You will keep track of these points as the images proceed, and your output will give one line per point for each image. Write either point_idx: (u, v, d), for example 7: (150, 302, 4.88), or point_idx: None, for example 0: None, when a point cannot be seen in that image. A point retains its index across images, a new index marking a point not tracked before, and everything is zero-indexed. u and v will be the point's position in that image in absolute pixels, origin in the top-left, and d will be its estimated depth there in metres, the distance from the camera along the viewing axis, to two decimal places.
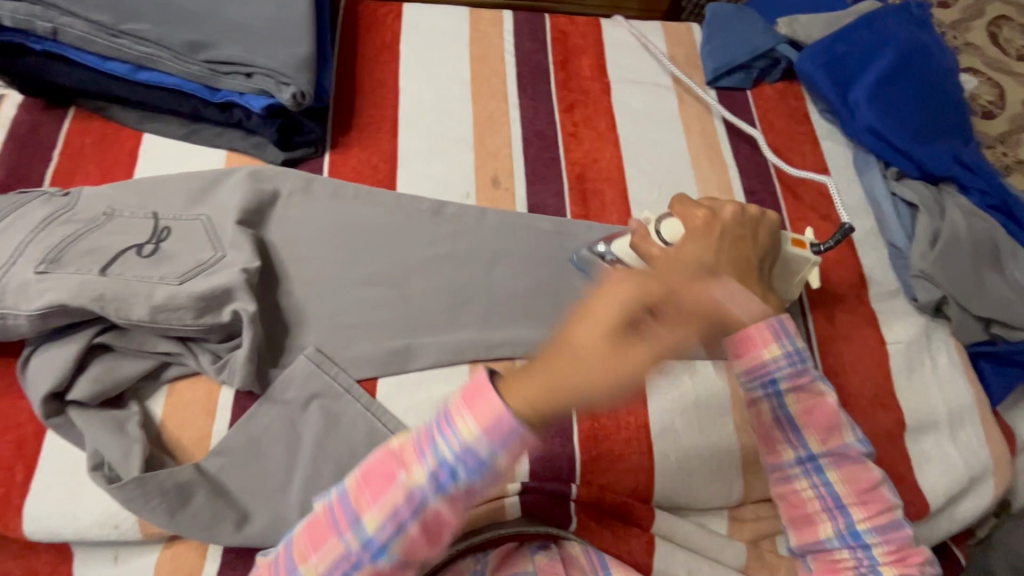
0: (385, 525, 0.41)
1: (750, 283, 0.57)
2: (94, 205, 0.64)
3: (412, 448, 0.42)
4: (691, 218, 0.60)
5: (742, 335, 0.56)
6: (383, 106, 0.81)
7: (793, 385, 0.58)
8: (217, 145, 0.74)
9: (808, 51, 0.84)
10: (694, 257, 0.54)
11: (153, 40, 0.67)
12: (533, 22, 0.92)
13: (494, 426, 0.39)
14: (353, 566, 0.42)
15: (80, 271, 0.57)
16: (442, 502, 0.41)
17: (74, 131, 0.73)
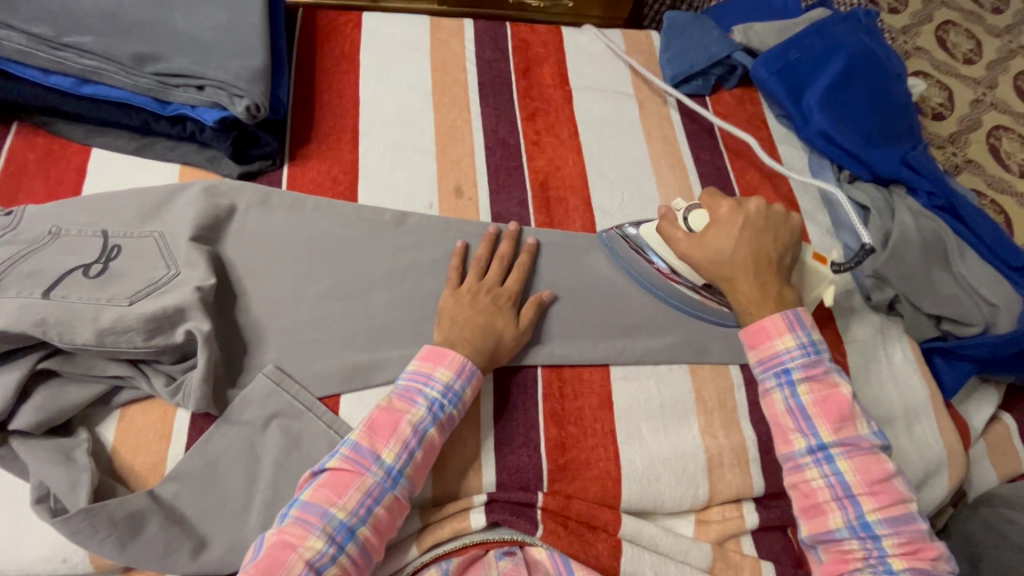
0: (400, 454, 0.54)
1: (766, 274, 0.65)
2: (38, 225, 0.62)
3: (403, 400, 0.57)
4: (716, 208, 0.68)
5: (756, 325, 0.63)
6: (343, 117, 0.80)
7: (803, 374, 0.61)
8: (169, 160, 0.72)
9: (763, 58, 0.86)
10: (713, 241, 0.66)
11: (97, 53, 0.65)
12: (494, 30, 0.92)
13: (460, 368, 0.59)
14: (378, 496, 0.53)
15: (21, 295, 0.55)
16: (436, 431, 0.57)
17: (17, 148, 0.70)
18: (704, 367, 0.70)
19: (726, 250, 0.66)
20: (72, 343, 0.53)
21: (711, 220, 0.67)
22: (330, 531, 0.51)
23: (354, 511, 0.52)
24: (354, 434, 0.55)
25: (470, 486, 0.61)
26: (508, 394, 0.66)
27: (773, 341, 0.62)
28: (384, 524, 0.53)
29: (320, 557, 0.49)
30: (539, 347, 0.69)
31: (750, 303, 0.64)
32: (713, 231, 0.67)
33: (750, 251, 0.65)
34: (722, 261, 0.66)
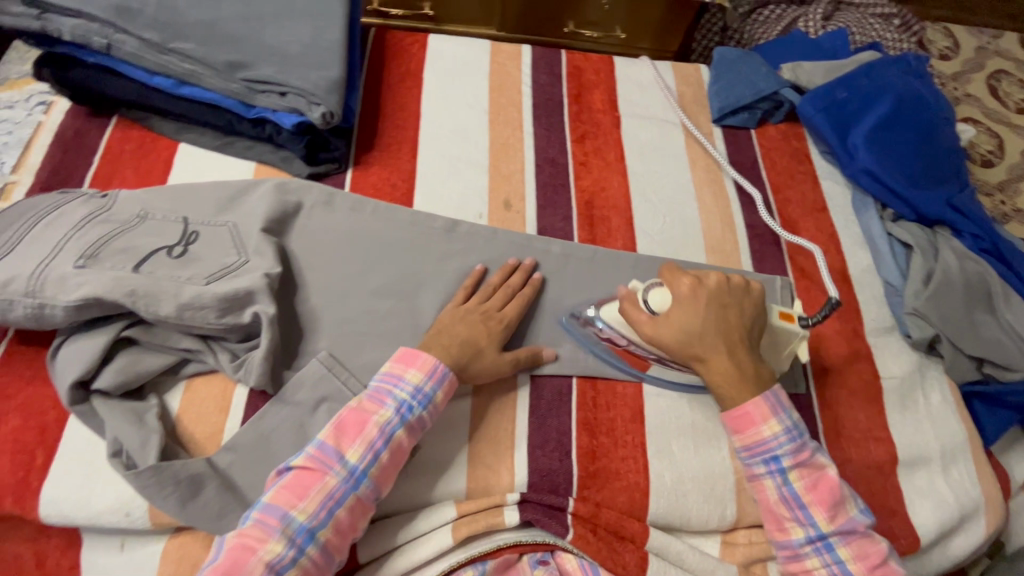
0: (364, 455, 0.57)
1: (740, 349, 0.65)
2: (129, 208, 0.68)
3: (372, 402, 0.60)
4: (678, 285, 0.67)
5: (739, 411, 0.63)
6: (404, 128, 0.85)
7: (793, 462, 0.61)
8: (247, 157, 0.78)
9: (810, 95, 0.89)
10: (681, 323, 0.65)
11: (196, 58, 0.72)
12: (550, 57, 0.97)
13: (431, 370, 0.61)
14: (340, 497, 0.55)
15: (115, 268, 0.60)
16: (404, 432, 0.59)
17: (115, 139, 0.78)
18: None
19: (694, 332, 0.65)
20: (156, 315, 0.58)
21: (674, 299, 0.66)
22: (291, 533, 0.53)
23: (315, 513, 0.54)
24: (321, 435, 0.58)
25: (502, 484, 0.63)
26: (543, 400, 0.68)
27: (761, 428, 0.62)
28: (345, 525, 0.55)
29: (278, 559, 0.51)
30: (575, 358, 0.71)
31: (726, 384, 0.63)
32: (676, 310, 0.65)
33: (721, 326, 0.65)
34: (692, 341, 0.64)
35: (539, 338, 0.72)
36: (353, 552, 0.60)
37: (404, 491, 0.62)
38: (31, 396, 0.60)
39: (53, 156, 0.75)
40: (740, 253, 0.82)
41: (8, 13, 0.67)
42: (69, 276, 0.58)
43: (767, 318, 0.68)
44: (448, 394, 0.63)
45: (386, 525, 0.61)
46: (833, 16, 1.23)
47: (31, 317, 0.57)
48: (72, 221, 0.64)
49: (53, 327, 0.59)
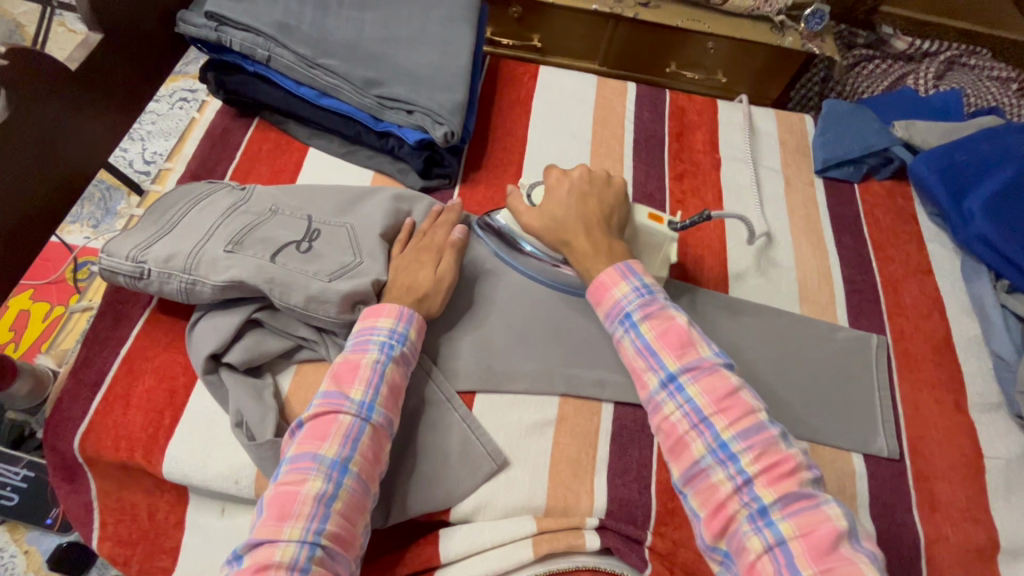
0: (366, 390, 0.59)
1: (599, 230, 0.70)
2: (263, 202, 0.73)
3: (353, 350, 0.62)
4: (550, 179, 0.75)
5: (596, 281, 0.66)
6: (511, 152, 0.90)
7: (642, 315, 0.62)
8: (368, 166, 0.84)
9: (924, 156, 0.88)
10: (551, 210, 0.71)
11: (339, 74, 0.79)
12: (653, 95, 1.00)
13: (399, 313, 0.64)
14: (358, 433, 0.57)
15: (256, 256, 0.66)
16: (394, 365, 0.62)
17: (256, 138, 0.86)
18: (825, 447, 0.70)
19: (559, 217, 0.71)
20: (285, 301, 0.64)
21: (547, 191, 0.74)
22: (325, 468, 0.54)
23: (340, 449, 0.55)
24: (321, 389, 0.60)
25: (581, 507, 0.64)
26: (625, 430, 0.69)
27: (613, 293, 0.64)
28: (371, 454, 0.57)
29: (321, 493, 0.53)
30: None
31: (587, 258, 0.68)
32: (548, 199, 0.73)
33: (581, 212, 0.71)
34: (558, 226, 0.70)
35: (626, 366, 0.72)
36: (437, 551, 0.61)
37: (485, 500, 0.63)
38: (166, 361, 0.67)
39: (203, 148, 0.84)
40: (836, 306, 0.81)
41: (192, 25, 0.77)
42: (217, 259, 0.64)
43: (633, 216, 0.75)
44: (422, 330, 0.66)
45: (469, 530, 0.62)
46: (945, 76, 1.21)
47: (182, 291, 0.64)
48: (221, 209, 0.71)
49: (197, 301, 0.65)
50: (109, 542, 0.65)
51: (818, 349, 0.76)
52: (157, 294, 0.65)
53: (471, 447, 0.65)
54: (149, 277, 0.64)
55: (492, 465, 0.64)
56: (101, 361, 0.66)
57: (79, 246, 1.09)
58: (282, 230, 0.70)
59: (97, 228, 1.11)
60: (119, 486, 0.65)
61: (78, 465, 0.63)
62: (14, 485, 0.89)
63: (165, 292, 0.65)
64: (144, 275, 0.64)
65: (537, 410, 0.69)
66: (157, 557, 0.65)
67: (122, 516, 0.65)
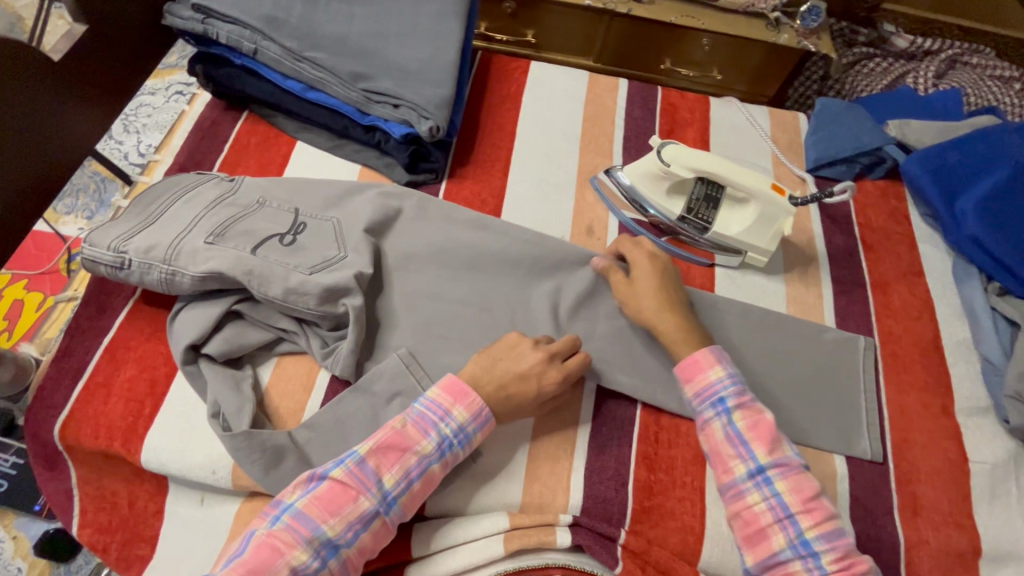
0: (399, 482, 0.56)
1: (685, 319, 0.68)
2: (251, 193, 0.73)
3: (415, 429, 0.58)
4: (638, 257, 0.72)
5: (687, 360, 0.64)
6: (499, 147, 0.89)
7: (737, 403, 0.60)
8: (354, 160, 0.84)
9: (917, 154, 0.86)
10: (648, 290, 0.69)
11: (326, 67, 0.79)
12: (645, 91, 0.99)
13: (475, 412, 0.59)
14: (369, 520, 0.54)
15: (237, 248, 0.66)
16: (439, 465, 0.58)
17: (244, 131, 0.86)
18: (805, 448, 0.69)
19: (650, 300, 0.69)
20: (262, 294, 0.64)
21: (639, 268, 0.71)
22: (318, 545, 0.52)
23: (343, 532, 0.53)
24: (362, 452, 0.56)
25: (557, 504, 0.63)
26: (604, 427, 0.68)
27: (708, 375, 0.62)
28: (368, 547, 0.55)
29: (304, 568, 0.51)
30: (642, 389, 0.70)
31: (677, 345, 0.66)
32: (642, 276, 0.70)
33: (672, 299, 0.69)
34: (652, 310, 0.68)
35: (609, 364, 0.71)
36: (409, 544, 0.61)
37: (461, 495, 0.63)
38: (147, 350, 0.67)
39: (191, 141, 0.84)
40: (824, 307, 0.80)
41: (179, 17, 0.77)
42: (198, 251, 0.64)
43: (761, 185, 0.76)
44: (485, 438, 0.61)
45: (442, 523, 0.62)
46: (945, 75, 1.19)
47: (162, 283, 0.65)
48: (206, 201, 0.71)
49: (178, 293, 0.66)
50: (88, 530, 0.65)
51: (803, 349, 0.75)
52: (137, 284, 0.65)
53: None
54: (129, 268, 0.64)
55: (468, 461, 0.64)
56: (82, 350, 0.67)
57: (73, 237, 1.10)
58: (266, 222, 0.70)
59: (90, 219, 1.12)
60: (101, 474, 0.65)
61: (58, 452, 0.64)
62: (4, 471, 0.90)
63: (146, 283, 0.65)
64: (125, 265, 0.64)
65: None
66: (135, 545, 0.64)
67: (102, 504, 0.66)
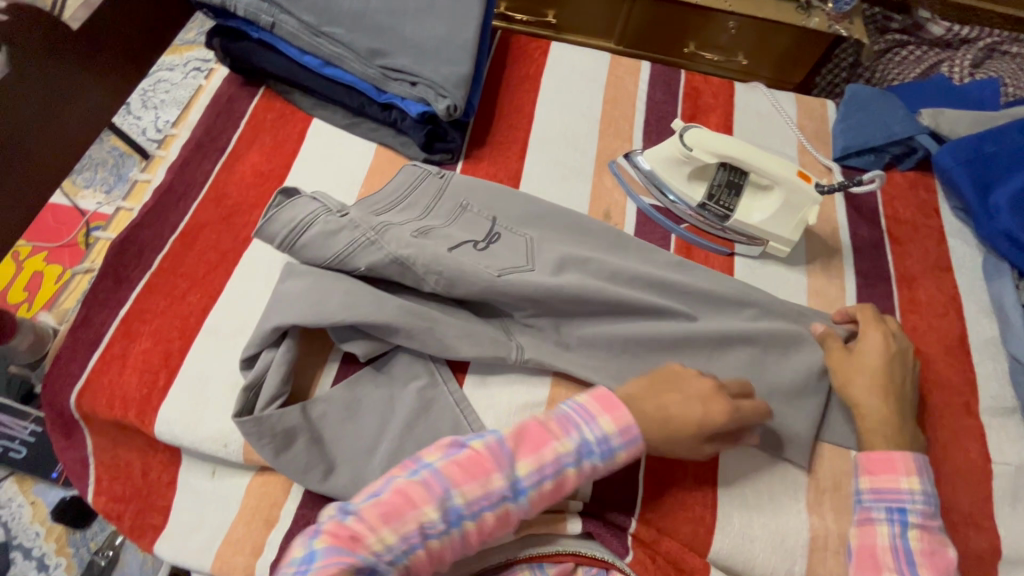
0: (533, 474, 0.52)
1: (906, 421, 0.62)
2: (457, 195, 0.76)
3: (559, 426, 0.54)
4: (873, 331, 0.67)
5: (880, 454, 0.60)
6: (517, 129, 0.88)
7: (920, 522, 0.56)
8: (370, 139, 0.84)
9: (950, 145, 0.83)
10: (870, 369, 0.64)
11: (343, 43, 0.78)
12: (668, 75, 0.96)
13: (624, 428, 0.54)
14: (495, 501, 0.51)
15: (436, 244, 0.68)
16: (577, 472, 0.53)
17: (260, 107, 0.85)
18: (824, 444, 0.68)
19: (875, 384, 0.64)
20: (424, 279, 0.66)
21: (867, 341, 0.66)
22: (446, 508, 0.49)
23: (472, 502, 0.50)
24: (501, 434, 0.53)
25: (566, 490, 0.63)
26: None
27: (899, 478, 0.58)
28: (488, 528, 0.51)
29: (428, 526, 0.49)
30: None
31: (882, 438, 0.61)
32: (868, 352, 0.66)
33: (899, 391, 0.64)
34: (869, 392, 0.63)
35: (623, 357, 0.69)
36: None
37: None
38: (163, 323, 0.67)
39: (208, 116, 0.84)
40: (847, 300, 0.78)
41: None
42: (403, 239, 0.66)
43: (787, 172, 0.74)
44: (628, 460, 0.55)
45: None
46: (982, 64, 1.14)
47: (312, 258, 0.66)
48: (420, 208, 0.74)
49: (346, 259, 0.65)
50: (102, 498, 0.66)
51: None
52: (306, 252, 0.65)
53: (461, 432, 0.64)
54: (317, 232, 0.65)
55: None
56: (99, 322, 0.68)
57: (91, 211, 1.11)
58: (462, 229, 0.73)
59: (108, 193, 1.13)
60: (116, 443, 0.66)
61: (75, 420, 0.65)
62: (22, 439, 0.92)
63: (316, 253, 0.65)
64: (311, 228, 0.65)
65: (529, 394, 0.67)
66: (147, 515, 0.65)
67: (116, 473, 0.66)
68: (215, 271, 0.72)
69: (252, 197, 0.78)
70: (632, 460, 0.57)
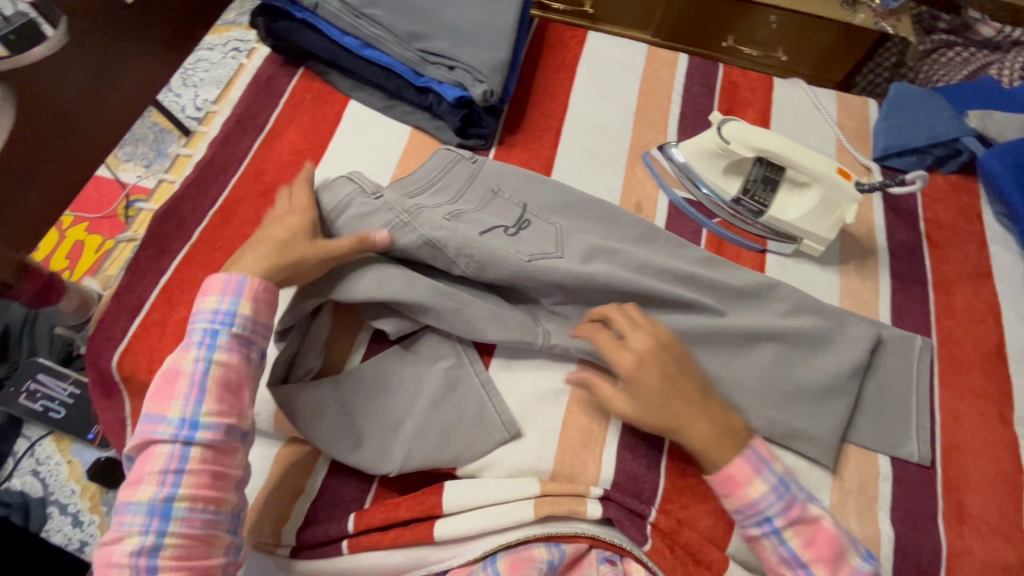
0: (188, 404, 0.53)
1: (705, 409, 0.60)
2: (488, 179, 0.77)
3: (181, 351, 0.55)
4: (601, 338, 0.62)
5: (722, 473, 0.58)
6: (551, 117, 0.88)
7: (786, 520, 0.56)
8: (405, 121, 0.84)
9: (998, 148, 0.81)
10: (652, 385, 0.59)
11: (384, 25, 0.79)
12: (706, 68, 0.95)
13: (223, 288, 0.57)
14: (183, 457, 0.52)
15: (467, 228, 0.69)
16: (225, 353, 0.56)
17: (299, 87, 0.87)
18: (850, 446, 0.68)
19: (660, 397, 0.59)
20: (454, 260, 0.66)
21: (634, 362, 0.60)
22: (143, 519, 0.50)
23: (159, 488, 0.51)
24: (144, 407, 0.54)
25: (587, 476, 0.63)
26: None
27: (746, 491, 0.57)
28: (206, 481, 0.52)
29: (141, 546, 0.49)
30: None
31: (711, 447, 0.58)
32: (630, 366, 0.60)
33: (683, 391, 0.60)
34: (664, 413, 0.59)
35: None
36: (439, 501, 0.60)
37: (491, 459, 0.63)
38: (201, 294, 0.69)
39: (249, 95, 0.86)
40: (880, 302, 0.77)
41: None
42: (436, 221, 0.67)
43: (826, 170, 0.73)
44: (254, 307, 0.58)
45: (472, 484, 0.61)
46: None
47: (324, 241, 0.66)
48: (453, 191, 0.75)
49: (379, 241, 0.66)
50: None
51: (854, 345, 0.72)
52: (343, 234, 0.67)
53: (486, 415, 0.64)
54: (353, 213, 0.67)
55: (503, 433, 0.64)
56: (141, 288, 0.70)
57: (131, 183, 1.15)
58: (493, 215, 0.73)
59: (148, 167, 1.16)
60: None
61: (114, 382, 0.67)
62: (61, 399, 0.96)
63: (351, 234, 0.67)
64: (348, 211, 0.68)
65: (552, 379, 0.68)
66: None
67: None
68: None
69: (289, 174, 0.79)
70: (274, 299, 0.60)
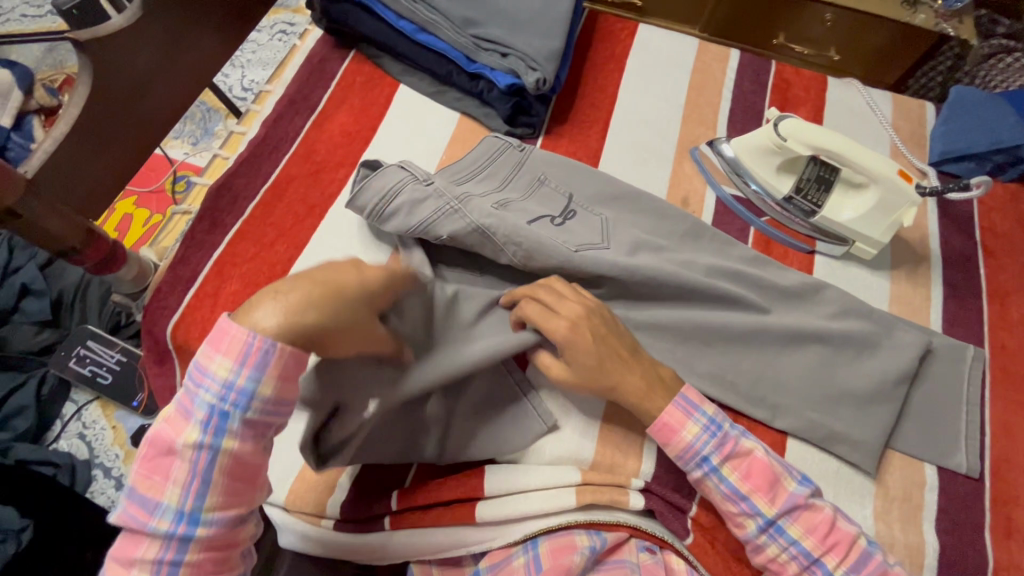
0: (186, 492, 0.42)
1: (639, 366, 0.60)
2: (535, 168, 0.77)
3: (179, 414, 0.44)
4: (530, 306, 0.60)
5: (658, 426, 0.58)
6: (599, 108, 0.87)
7: (721, 457, 0.58)
8: (454, 108, 0.84)
9: None
10: (584, 349, 0.58)
11: (440, 11, 0.80)
12: (758, 64, 0.93)
13: (237, 355, 0.42)
14: (179, 549, 0.42)
15: (515, 217, 0.69)
16: (235, 438, 0.43)
17: (350, 69, 0.88)
18: (896, 453, 0.67)
19: (592, 362, 0.58)
20: (504, 248, 0.65)
21: (563, 329, 0.58)
22: None
23: None
24: (131, 479, 0.44)
25: (628, 467, 0.64)
26: None
27: (681, 435, 0.58)
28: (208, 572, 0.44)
29: None
30: (726, 372, 0.67)
31: (645, 401, 0.59)
32: (556, 329, 0.58)
33: (615, 351, 0.59)
34: (598, 374, 0.58)
35: (692, 344, 0.68)
36: (481, 482, 0.61)
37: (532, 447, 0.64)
38: (252, 269, 0.71)
39: (302, 75, 0.87)
40: (931, 309, 0.75)
41: None
42: (486, 209, 0.67)
43: (886, 170, 0.71)
44: (280, 383, 0.44)
45: (514, 469, 0.62)
46: None
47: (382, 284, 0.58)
48: (499, 179, 0.75)
49: (428, 228, 0.66)
50: None
51: None
52: (394, 218, 0.67)
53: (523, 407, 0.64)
54: (406, 199, 0.67)
55: (540, 424, 0.63)
56: (195, 260, 0.71)
57: (179, 160, 1.17)
58: (540, 205, 0.73)
59: (195, 145, 1.19)
60: None
61: (167, 351, 0.69)
62: (109, 366, 0.99)
63: (402, 218, 0.67)
64: (399, 195, 0.67)
65: None
66: None
67: None
68: (302, 223, 0.74)
69: (340, 156, 0.80)
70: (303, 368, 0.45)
